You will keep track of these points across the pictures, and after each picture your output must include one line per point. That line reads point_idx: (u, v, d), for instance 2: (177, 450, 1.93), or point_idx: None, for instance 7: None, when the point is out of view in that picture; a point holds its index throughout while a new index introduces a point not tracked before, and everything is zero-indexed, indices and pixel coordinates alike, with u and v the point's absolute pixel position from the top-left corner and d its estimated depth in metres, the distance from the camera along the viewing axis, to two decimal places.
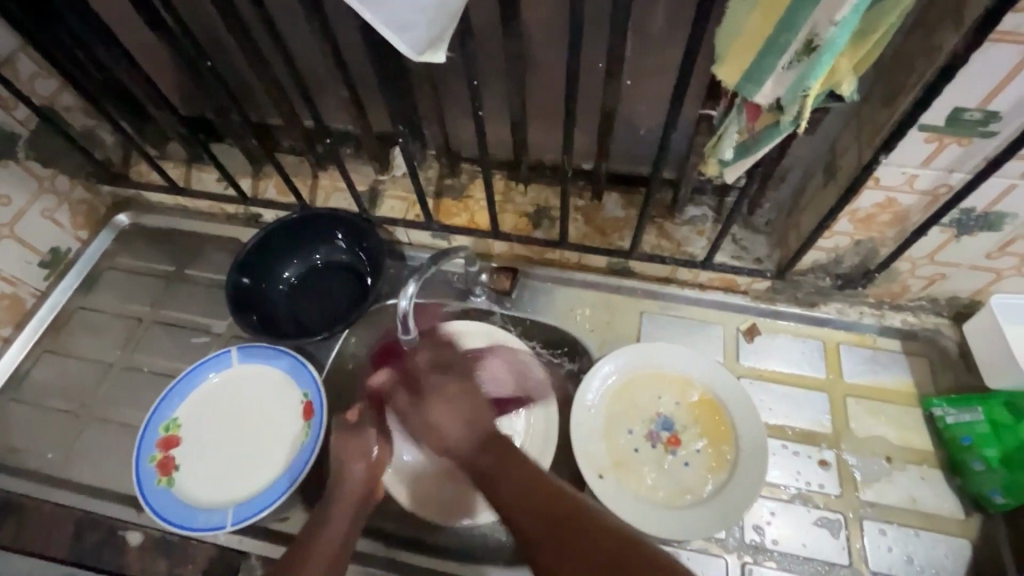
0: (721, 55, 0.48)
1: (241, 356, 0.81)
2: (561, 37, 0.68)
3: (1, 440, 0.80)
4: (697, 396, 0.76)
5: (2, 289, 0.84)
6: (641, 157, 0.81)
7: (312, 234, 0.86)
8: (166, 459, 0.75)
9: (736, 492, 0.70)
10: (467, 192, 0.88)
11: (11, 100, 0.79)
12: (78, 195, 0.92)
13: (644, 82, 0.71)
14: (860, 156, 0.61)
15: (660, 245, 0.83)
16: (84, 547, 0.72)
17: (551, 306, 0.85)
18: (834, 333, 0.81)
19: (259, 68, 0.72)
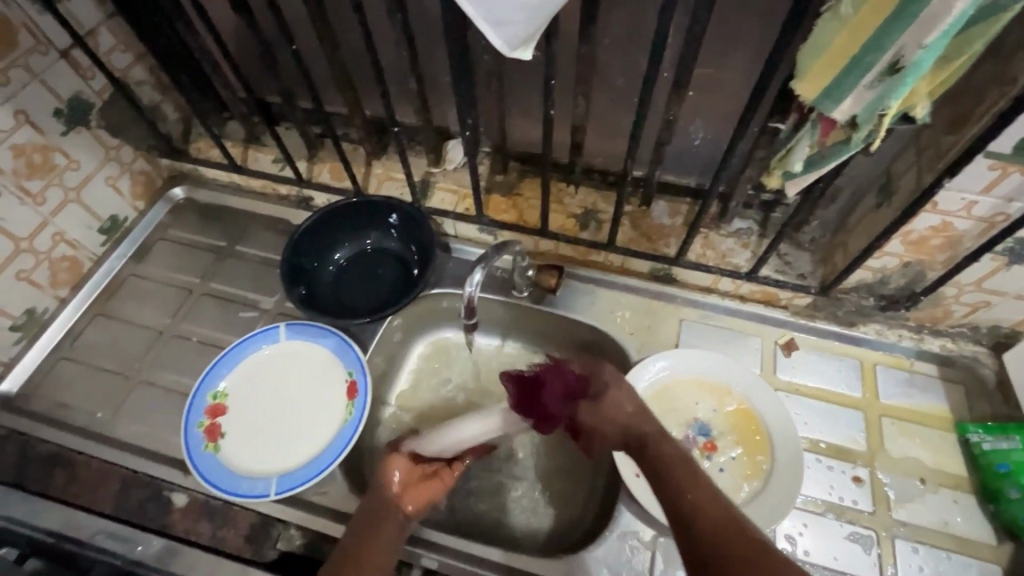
0: (802, 72, 0.51)
1: (289, 332, 0.84)
2: (631, 45, 0.70)
3: (52, 396, 0.83)
4: (734, 404, 0.78)
5: (64, 251, 0.86)
6: (693, 168, 0.83)
7: (365, 220, 0.89)
8: (213, 425, 0.77)
9: (772, 499, 0.70)
10: (517, 190, 0.90)
11: (90, 70, 0.82)
12: (140, 165, 0.95)
13: (705, 95, 0.73)
14: (920, 179, 0.62)
15: (705, 254, 0.84)
16: (129, 505, 0.74)
17: (592, 307, 0.86)
18: (871, 353, 0.82)
19: (335, 56, 0.74)
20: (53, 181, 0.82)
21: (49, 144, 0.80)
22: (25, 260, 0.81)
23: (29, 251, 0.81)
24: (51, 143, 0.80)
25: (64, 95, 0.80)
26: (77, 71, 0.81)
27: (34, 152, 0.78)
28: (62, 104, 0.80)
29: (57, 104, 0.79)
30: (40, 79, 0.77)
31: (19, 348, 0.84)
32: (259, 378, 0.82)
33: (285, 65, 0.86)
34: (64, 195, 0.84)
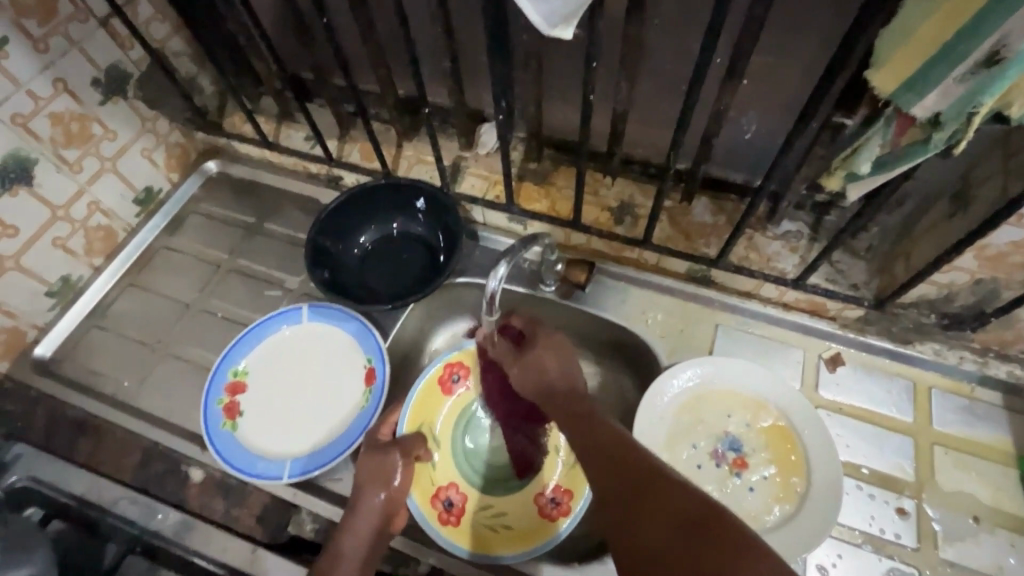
0: (881, 59, 0.45)
1: (311, 314, 0.83)
2: (682, 26, 0.64)
3: (84, 362, 0.85)
4: (769, 421, 0.73)
5: (99, 220, 0.88)
6: (742, 163, 0.77)
7: (392, 203, 0.87)
8: (232, 403, 0.77)
9: (807, 526, 0.66)
10: (550, 179, 0.86)
11: (128, 40, 0.82)
12: (175, 138, 0.95)
13: (762, 84, 0.67)
14: (1005, 188, 0.55)
15: (748, 257, 0.78)
16: (149, 475, 0.75)
17: (621, 306, 0.82)
18: (926, 375, 0.75)
19: (368, 30, 0.72)
20: (90, 151, 0.82)
21: (86, 113, 0.80)
22: (61, 227, 0.83)
23: (65, 219, 0.83)
24: (89, 112, 0.80)
25: (102, 65, 0.80)
26: (115, 40, 0.80)
27: (72, 121, 0.79)
28: (99, 73, 0.80)
29: (94, 73, 0.80)
30: (79, 48, 0.77)
31: (55, 313, 0.86)
32: (278, 358, 0.81)
33: (319, 39, 0.84)
34: (100, 165, 0.84)
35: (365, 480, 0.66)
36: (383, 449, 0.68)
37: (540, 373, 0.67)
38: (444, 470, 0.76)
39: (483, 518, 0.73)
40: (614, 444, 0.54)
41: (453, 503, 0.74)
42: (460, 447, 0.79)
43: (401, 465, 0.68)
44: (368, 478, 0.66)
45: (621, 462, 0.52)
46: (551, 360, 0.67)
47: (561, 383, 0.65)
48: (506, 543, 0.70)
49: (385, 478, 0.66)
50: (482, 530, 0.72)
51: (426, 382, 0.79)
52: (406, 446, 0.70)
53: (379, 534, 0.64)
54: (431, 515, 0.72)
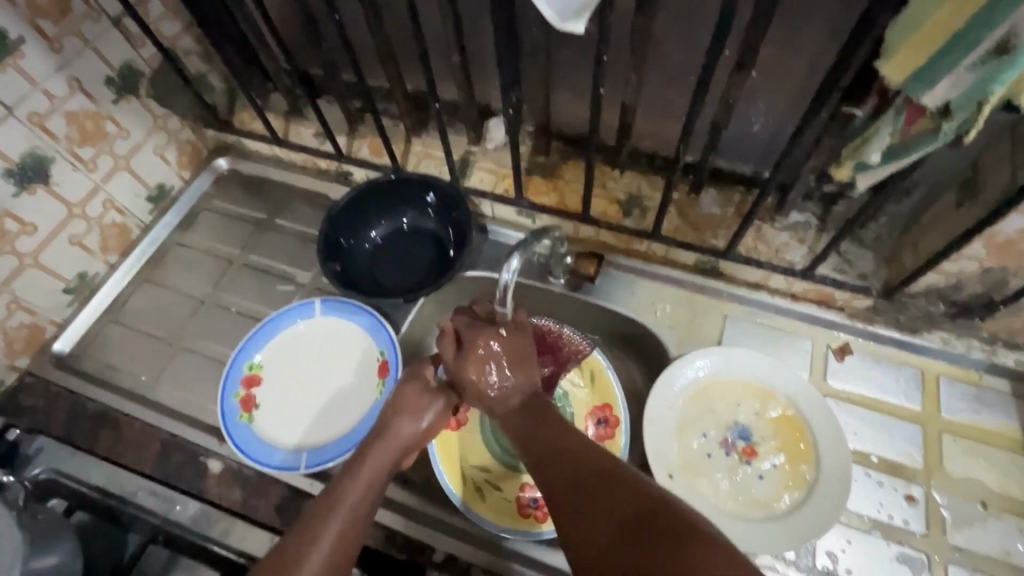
0: (890, 50, 0.45)
1: (323, 308, 0.84)
2: (691, 18, 0.64)
3: (102, 357, 0.86)
4: (778, 410, 0.73)
5: (113, 217, 0.89)
6: (750, 155, 0.77)
7: (402, 197, 0.87)
8: (248, 396, 0.79)
9: (816, 513, 0.67)
10: (559, 172, 0.86)
11: (140, 39, 0.83)
12: (186, 136, 0.96)
13: (771, 75, 0.67)
14: (1014, 177, 0.55)
15: (756, 248, 0.79)
16: (168, 467, 0.77)
17: (630, 298, 0.83)
18: (935, 363, 0.76)
19: (378, 25, 0.72)
20: (104, 149, 0.83)
21: (100, 112, 0.81)
22: (77, 225, 0.84)
23: (80, 217, 0.84)
24: (103, 111, 0.81)
25: (115, 63, 0.81)
26: (127, 39, 0.81)
27: (86, 119, 0.80)
28: (112, 72, 0.81)
29: (108, 72, 0.80)
30: (92, 47, 0.78)
31: (73, 309, 0.88)
32: (292, 352, 0.82)
33: (328, 36, 0.84)
34: (114, 163, 0.86)
35: (400, 407, 0.66)
36: (428, 389, 0.67)
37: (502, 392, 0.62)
38: (468, 434, 0.79)
39: (501, 487, 0.76)
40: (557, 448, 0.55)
41: (476, 467, 0.77)
42: (489, 414, 0.81)
43: (438, 410, 0.67)
44: (404, 407, 0.66)
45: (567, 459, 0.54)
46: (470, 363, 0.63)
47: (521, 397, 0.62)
48: (522, 512, 0.73)
49: (420, 412, 0.66)
50: (499, 498, 0.74)
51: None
52: (452, 393, 0.68)
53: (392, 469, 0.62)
54: (450, 476, 0.75)
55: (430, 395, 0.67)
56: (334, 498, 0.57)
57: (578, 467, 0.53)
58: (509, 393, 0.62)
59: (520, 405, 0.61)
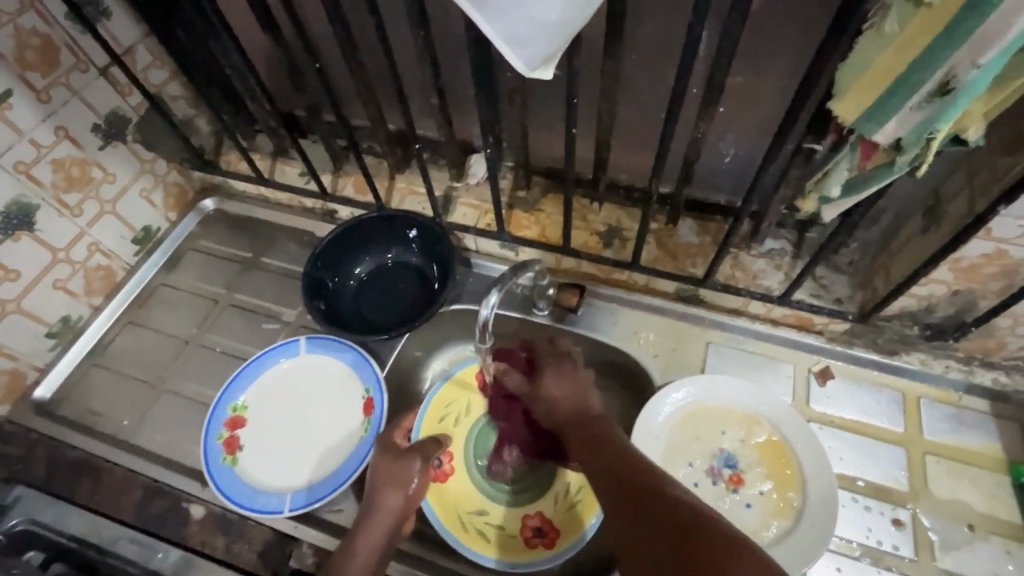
0: (841, 91, 0.47)
1: (309, 345, 0.84)
2: (657, 59, 0.67)
3: (83, 402, 0.85)
4: (763, 436, 0.74)
5: (98, 261, 0.89)
6: (723, 185, 0.80)
7: (386, 234, 0.89)
8: (231, 438, 0.78)
9: (804, 541, 0.66)
10: (539, 206, 0.88)
11: (127, 87, 0.85)
12: (172, 178, 0.97)
13: (738, 111, 0.70)
14: (972, 204, 0.57)
15: (734, 275, 0.81)
16: (150, 514, 0.75)
17: (614, 327, 0.84)
18: (914, 385, 0.77)
19: (359, 70, 0.75)
20: (90, 195, 0.84)
21: (86, 158, 0.82)
22: (62, 270, 0.84)
23: (65, 261, 0.84)
24: (89, 157, 0.83)
25: (102, 111, 0.83)
26: (115, 88, 0.83)
27: (73, 166, 0.81)
28: (100, 120, 0.83)
29: (95, 120, 0.82)
30: (80, 96, 0.79)
31: (55, 353, 0.87)
32: (277, 391, 0.82)
33: (311, 80, 0.87)
34: (100, 208, 0.87)
35: (381, 480, 0.66)
36: (403, 455, 0.69)
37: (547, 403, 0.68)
38: (457, 481, 0.79)
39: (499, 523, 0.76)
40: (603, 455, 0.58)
41: (471, 511, 0.77)
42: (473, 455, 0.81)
43: (418, 471, 0.68)
44: (387, 478, 0.67)
45: (627, 478, 0.53)
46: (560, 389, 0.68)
47: (572, 416, 0.65)
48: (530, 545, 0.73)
49: (402, 481, 0.67)
50: (504, 537, 0.74)
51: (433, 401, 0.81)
52: (426, 451, 0.71)
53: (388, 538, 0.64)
54: (450, 524, 0.74)
55: (408, 458, 0.69)
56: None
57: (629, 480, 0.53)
58: (553, 403, 0.67)
59: (564, 417, 0.66)
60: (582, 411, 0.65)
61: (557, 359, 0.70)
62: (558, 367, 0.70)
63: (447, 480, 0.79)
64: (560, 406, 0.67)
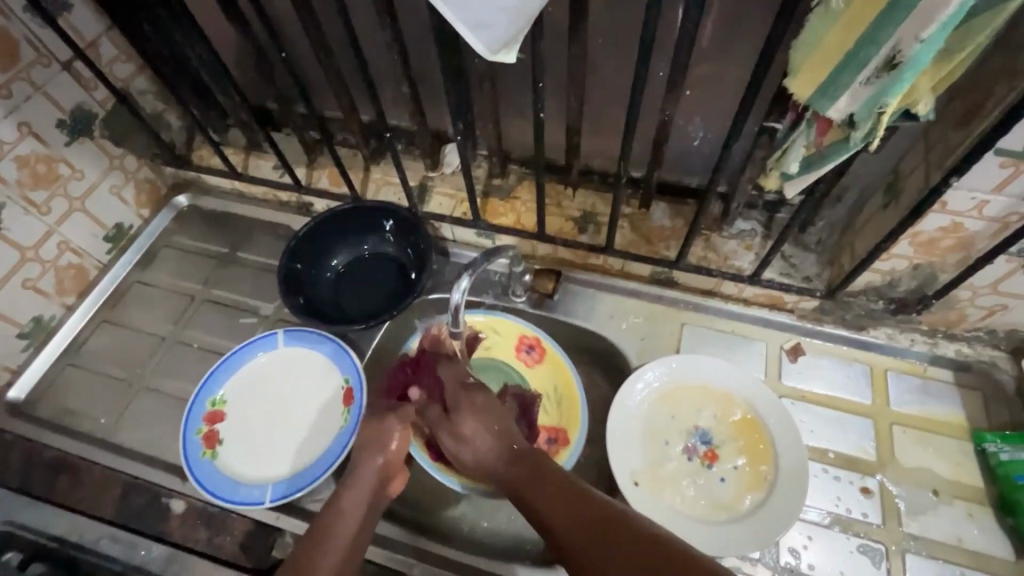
0: (795, 68, 0.49)
1: (287, 338, 0.84)
2: (624, 42, 0.68)
3: (58, 402, 0.84)
4: (738, 414, 0.75)
5: (69, 259, 0.88)
6: (694, 168, 0.81)
7: (362, 224, 0.89)
8: (211, 432, 0.78)
9: (774, 511, 0.68)
10: (515, 193, 0.89)
11: (92, 82, 0.84)
12: (144, 174, 0.96)
13: (702, 95, 0.71)
14: (928, 178, 0.59)
15: (706, 257, 0.82)
16: (130, 510, 0.75)
17: (591, 312, 0.85)
18: (881, 358, 0.79)
19: (327, 60, 0.74)
20: (58, 192, 0.83)
21: (52, 154, 0.81)
22: (32, 269, 0.83)
23: (35, 260, 0.83)
24: (56, 153, 0.82)
25: (67, 106, 0.81)
26: (79, 83, 0.82)
27: (38, 163, 0.80)
28: (65, 115, 0.81)
29: (59, 115, 0.81)
30: (43, 91, 0.78)
31: (28, 354, 0.86)
32: (257, 384, 0.82)
33: (281, 72, 0.86)
34: (69, 205, 0.85)
35: (364, 443, 0.66)
36: (383, 415, 0.68)
37: (468, 448, 0.64)
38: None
39: None
40: (537, 473, 0.59)
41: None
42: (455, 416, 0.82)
43: (400, 430, 0.66)
44: (365, 442, 0.66)
45: (577, 503, 0.54)
46: (479, 434, 0.64)
47: (502, 456, 0.62)
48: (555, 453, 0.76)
49: (382, 442, 0.66)
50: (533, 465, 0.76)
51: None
52: (405, 414, 0.68)
53: (373, 497, 0.63)
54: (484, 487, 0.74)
55: (390, 416, 0.67)
56: (314, 552, 0.58)
57: (584, 509, 0.54)
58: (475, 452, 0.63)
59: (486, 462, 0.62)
60: (516, 447, 0.62)
61: (450, 435, 0.65)
62: (478, 400, 0.66)
63: None
64: (485, 452, 0.63)
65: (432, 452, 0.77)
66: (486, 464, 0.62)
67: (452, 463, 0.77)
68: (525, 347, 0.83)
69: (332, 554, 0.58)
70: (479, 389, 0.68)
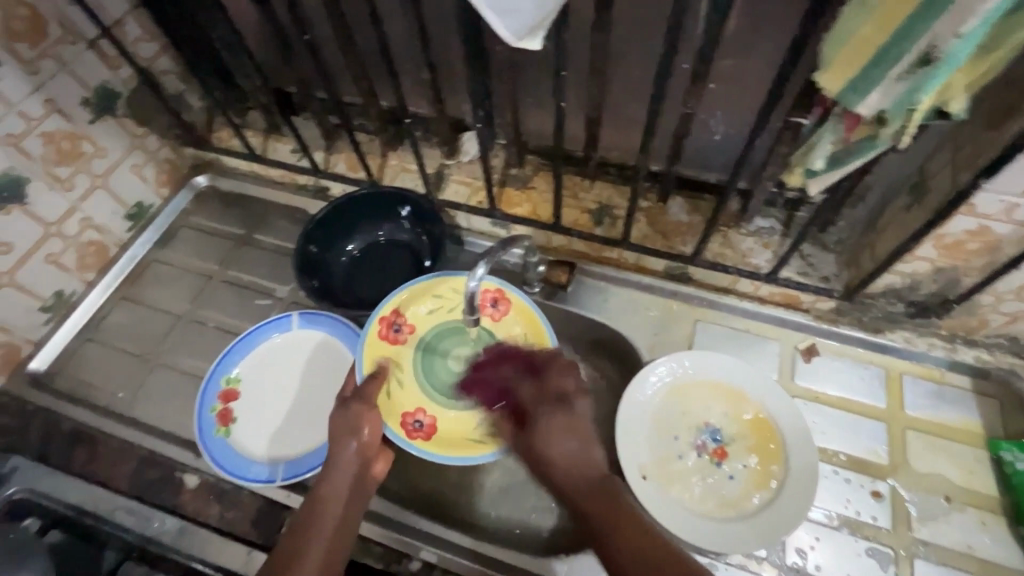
0: (825, 63, 0.48)
1: (300, 321, 0.85)
2: (649, 33, 0.67)
3: (77, 375, 0.86)
4: (750, 413, 0.75)
5: (91, 236, 0.89)
6: (714, 163, 0.80)
7: (378, 210, 0.89)
8: (225, 410, 0.79)
9: (783, 511, 0.68)
10: (531, 184, 0.89)
11: (117, 60, 0.84)
12: (165, 154, 0.97)
13: (726, 90, 0.70)
14: (956, 180, 0.58)
15: (723, 254, 0.81)
16: (145, 483, 0.77)
17: (603, 305, 0.85)
18: (898, 362, 0.78)
19: (349, 45, 0.74)
20: (81, 169, 0.84)
21: (76, 131, 0.82)
22: (54, 244, 0.84)
23: (57, 236, 0.84)
24: (80, 130, 0.83)
25: (92, 84, 0.82)
26: (104, 61, 0.83)
27: (63, 139, 0.81)
28: (90, 93, 0.82)
29: (84, 93, 0.82)
30: (69, 68, 0.79)
31: (50, 327, 0.88)
32: (270, 365, 0.83)
33: (303, 56, 0.86)
34: (92, 182, 0.86)
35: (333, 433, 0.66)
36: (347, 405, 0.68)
37: (553, 466, 0.62)
38: (443, 419, 0.76)
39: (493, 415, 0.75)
40: (642, 539, 0.55)
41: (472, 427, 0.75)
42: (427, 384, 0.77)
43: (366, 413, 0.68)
44: (337, 431, 0.66)
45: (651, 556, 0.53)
46: (562, 448, 0.62)
47: (580, 475, 0.60)
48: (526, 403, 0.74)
49: (354, 428, 0.66)
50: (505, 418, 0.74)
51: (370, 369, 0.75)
52: (368, 398, 0.69)
53: (355, 477, 0.64)
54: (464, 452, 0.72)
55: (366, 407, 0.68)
56: (302, 543, 0.59)
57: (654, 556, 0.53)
58: (556, 468, 0.61)
59: (560, 470, 0.61)
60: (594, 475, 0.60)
61: (556, 408, 0.65)
62: (557, 417, 0.64)
63: (437, 426, 0.75)
64: (567, 472, 0.61)
65: (410, 429, 0.74)
66: (569, 489, 0.60)
67: (428, 435, 0.74)
68: (488, 303, 0.79)
69: (320, 544, 0.60)
70: (566, 405, 0.65)
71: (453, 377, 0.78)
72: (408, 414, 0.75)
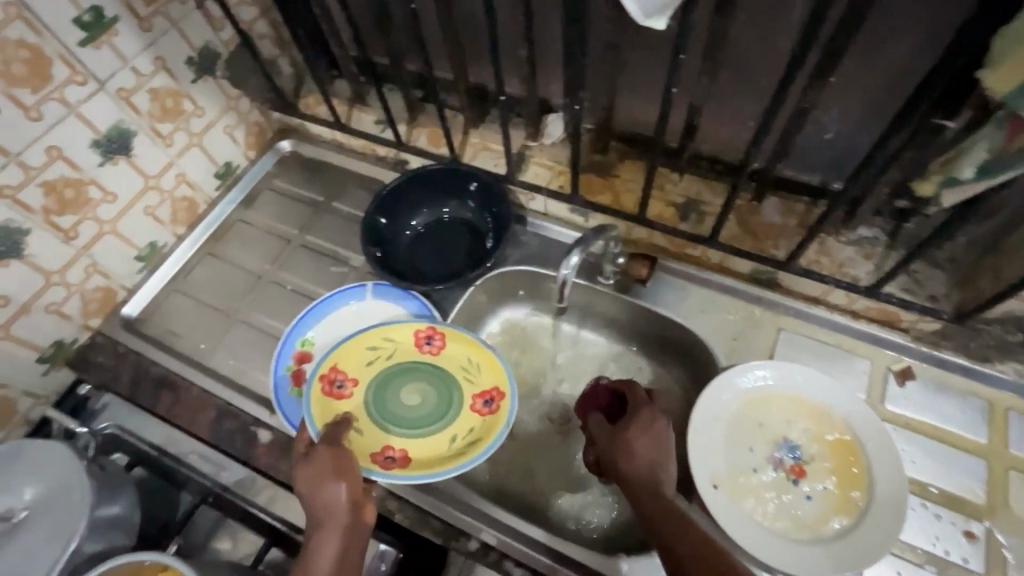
0: (998, 60, 0.45)
1: (374, 292, 0.86)
2: (772, 17, 0.62)
3: (163, 323, 0.91)
4: (833, 434, 0.71)
5: (184, 191, 0.93)
6: (819, 164, 0.74)
7: (446, 187, 0.89)
8: (298, 371, 0.81)
9: (865, 540, 0.64)
10: (615, 171, 0.85)
11: (220, 22, 0.87)
12: (254, 117, 0.99)
13: (848, 84, 0.65)
14: None
15: (818, 261, 0.76)
16: (221, 433, 0.80)
17: (679, 305, 0.81)
18: (1004, 395, 0.72)
19: (449, 17, 0.73)
20: (181, 126, 0.87)
21: (180, 89, 0.85)
22: (152, 197, 0.88)
23: (155, 189, 0.88)
24: (182, 88, 0.85)
25: (196, 44, 0.85)
26: (208, 22, 0.85)
27: (168, 96, 0.84)
28: (194, 52, 0.85)
29: (189, 52, 0.84)
30: (177, 27, 0.82)
31: (142, 276, 0.92)
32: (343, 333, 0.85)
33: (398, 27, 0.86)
34: (189, 139, 0.90)
35: (306, 489, 0.62)
36: (313, 457, 0.65)
37: (631, 461, 0.63)
38: (413, 449, 0.74)
39: (466, 430, 0.75)
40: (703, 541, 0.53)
41: (446, 445, 0.74)
42: (385, 425, 0.76)
43: (332, 458, 0.65)
44: (314, 483, 0.62)
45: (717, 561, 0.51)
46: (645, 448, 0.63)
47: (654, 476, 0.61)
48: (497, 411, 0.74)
49: (326, 481, 0.62)
50: (479, 427, 0.74)
51: (325, 425, 0.72)
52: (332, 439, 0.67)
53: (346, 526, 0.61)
54: (448, 465, 0.70)
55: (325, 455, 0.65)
56: None
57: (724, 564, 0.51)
58: (634, 460, 0.63)
59: (640, 478, 0.61)
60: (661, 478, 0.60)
61: (643, 425, 0.65)
62: (642, 415, 0.66)
63: (410, 457, 0.73)
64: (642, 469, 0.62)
65: (385, 462, 0.72)
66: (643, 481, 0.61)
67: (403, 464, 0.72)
68: (424, 341, 0.80)
69: None
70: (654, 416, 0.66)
71: (408, 408, 0.77)
72: (375, 454, 0.73)
